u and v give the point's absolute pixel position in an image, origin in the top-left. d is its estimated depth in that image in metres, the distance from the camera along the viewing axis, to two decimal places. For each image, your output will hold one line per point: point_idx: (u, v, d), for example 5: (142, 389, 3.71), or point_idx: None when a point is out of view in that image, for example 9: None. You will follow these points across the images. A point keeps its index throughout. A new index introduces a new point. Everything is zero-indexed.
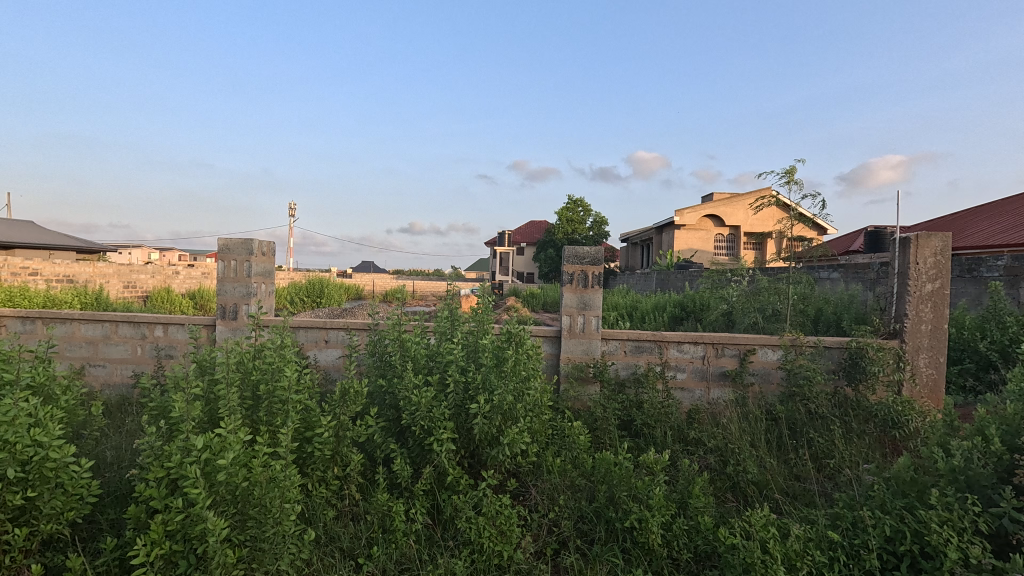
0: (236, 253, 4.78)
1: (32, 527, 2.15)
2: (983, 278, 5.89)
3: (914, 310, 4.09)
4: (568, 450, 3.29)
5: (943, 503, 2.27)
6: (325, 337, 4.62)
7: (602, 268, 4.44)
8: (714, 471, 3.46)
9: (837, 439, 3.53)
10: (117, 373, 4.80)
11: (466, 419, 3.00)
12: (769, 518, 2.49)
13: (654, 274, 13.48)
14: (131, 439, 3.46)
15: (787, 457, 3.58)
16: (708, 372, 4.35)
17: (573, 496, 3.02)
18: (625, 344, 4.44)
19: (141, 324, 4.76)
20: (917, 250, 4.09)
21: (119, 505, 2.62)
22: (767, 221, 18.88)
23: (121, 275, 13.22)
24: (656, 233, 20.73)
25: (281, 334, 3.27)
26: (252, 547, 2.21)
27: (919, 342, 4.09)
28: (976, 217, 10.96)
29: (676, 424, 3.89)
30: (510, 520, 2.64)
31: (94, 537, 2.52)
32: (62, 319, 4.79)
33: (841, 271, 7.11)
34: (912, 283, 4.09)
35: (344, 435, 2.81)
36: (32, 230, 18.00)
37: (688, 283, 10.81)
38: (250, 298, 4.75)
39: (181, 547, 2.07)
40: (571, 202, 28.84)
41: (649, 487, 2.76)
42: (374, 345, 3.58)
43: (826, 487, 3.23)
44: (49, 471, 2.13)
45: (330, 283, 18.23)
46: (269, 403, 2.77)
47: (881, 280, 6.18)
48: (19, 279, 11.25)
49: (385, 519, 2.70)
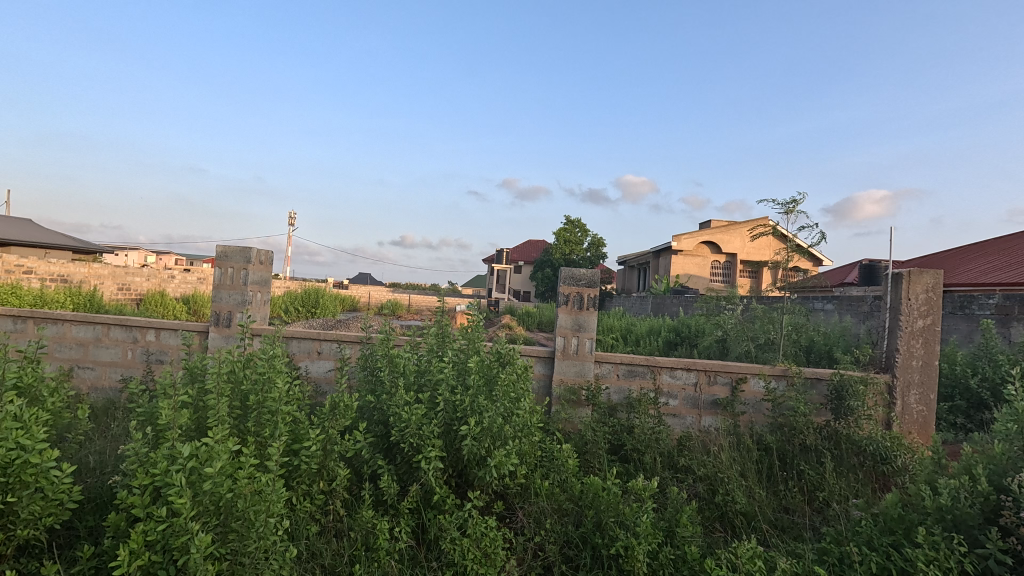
0: (234, 260, 4.80)
1: (8, 532, 2.12)
2: (975, 315, 5.94)
3: (905, 345, 4.12)
4: (556, 473, 3.27)
5: (930, 541, 2.27)
6: (318, 349, 4.60)
7: (597, 290, 4.47)
8: (702, 500, 3.44)
9: (828, 472, 3.53)
10: (106, 377, 4.77)
11: (455, 439, 2.99)
12: (755, 551, 2.48)
13: (650, 297, 13.54)
14: (115, 445, 3.41)
15: (776, 489, 3.58)
16: (699, 400, 4.35)
17: (560, 520, 2.99)
18: (618, 367, 4.44)
19: (133, 328, 4.73)
20: (909, 286, 4.13)
21: (100, 512, 2.59)
22: (764, 250, 19.12)
23: (116, 277, 13.19)
24: (653, 258, 20.86)
25: (272, 344, 3.25)
26: (232, 561, 2.16)
27: (910, 378, 4.11)
28: (970, 254, 11.07)
29: (666, 450, 3.85)
30: (495, 543, 2.61)
31: (70, 545, 2.49)
32: (53, 319, 4.76)
33: (836, 304, 7.16)
34: (904, 318, 4.12)
35: (332, 449, 2.78)
36: (30, 229, 17.86)
37: (683, 309, 10.89)
38: (244, 306, 4.75)
39: (160, 558, 2.03)
40: (570, 223, 29.11)
41: (637, 514, 2.73)
42: (366, 358, 3.56)
43: (815, 521, 3.24)
44: (30, 475, 2.10)
45: (327, 294, 18.24)
46: (257, 413, 2.74)
47: (874, 313, 6.21)
48: (12, 277, 11.18)
49: (369, 537, 2.67)
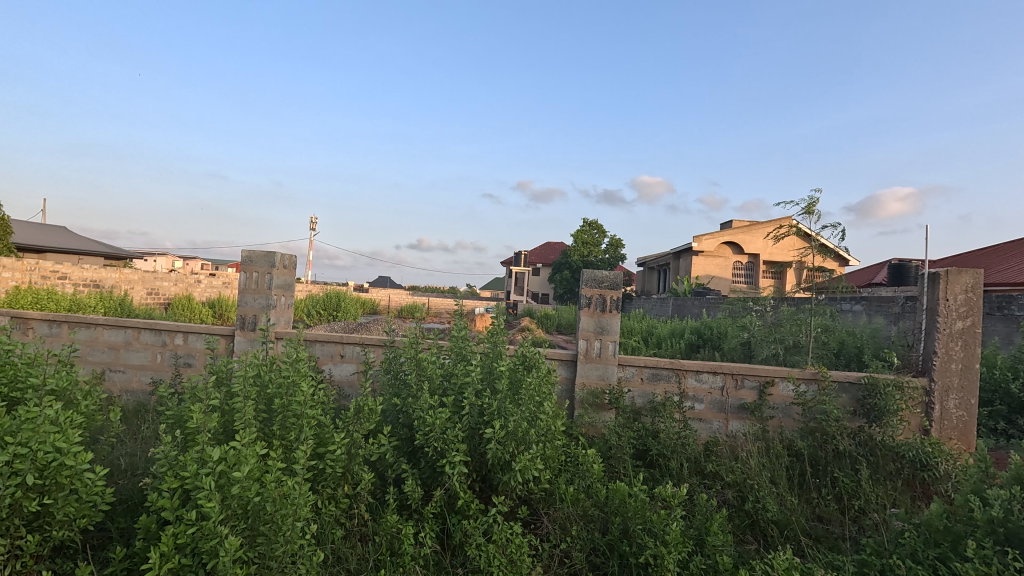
0: (259, 265, 4.86)
1: (44, 533, 2.16)
2: (1015, 317, 5.70)
3: (943, 348, 3.96)
4: (581, 478, 3.22)
5: (980, 555, 2.16)
6: (341, 352, 4.63)
7: (620, 292, 4.40)
8: (732, 507, 3.36)
9: (863, 479, 3.40)
10: (136, 380, 4.87)
11: (479, 443, 2.96)
12: (791, 562, 2.40)
13: (671, 299, 13.37)
14: (145, 447, 3.48)
15: (809, 497, 3.46)
16: (726, 404, 4.24)
17: (586, 527, 2.94)
18: (642, 371, 4.37)
19: (162, 332, 4.83)
20: (947, 286, 3.97)
21: (131, 514, 2.63)
22: (787, 250, 18.73)
23: (145, 282, 13.54)
24: (673, 259, 20.61)
25: (297, 347, 3.27)
26: (259, 564, 2.17)
27: (949, 382, 3.94)
28: (1006, 253, 10.67)
29: (693, 456, 3.77)
30: (521, 549, 2.57)
31: (103, 546, 2.53)
32: (86, 324, 4.89)
33: (864, 304, 6.95)
34: (942, 320, 3.96)
35: (356, 453, 2.77)
36: (63, 236, 18.47)
37: (705, 311, 10.71)
38: (268, 310, 4.81)
39: (190, 561, 2.05)
40: (589, 225, 28.94)
41: (665, 522, 2.66)
42: (390, 362, 3.55)
43: (852, 531, 3.12)
44: (64, 477, 2.13)
45: (348, 298, 18.45)
46: (283, 417, 2.76)
47: (907, 315, 6.01)
48: (48, 282, 11.55)
49: (394, 542, 2.66)
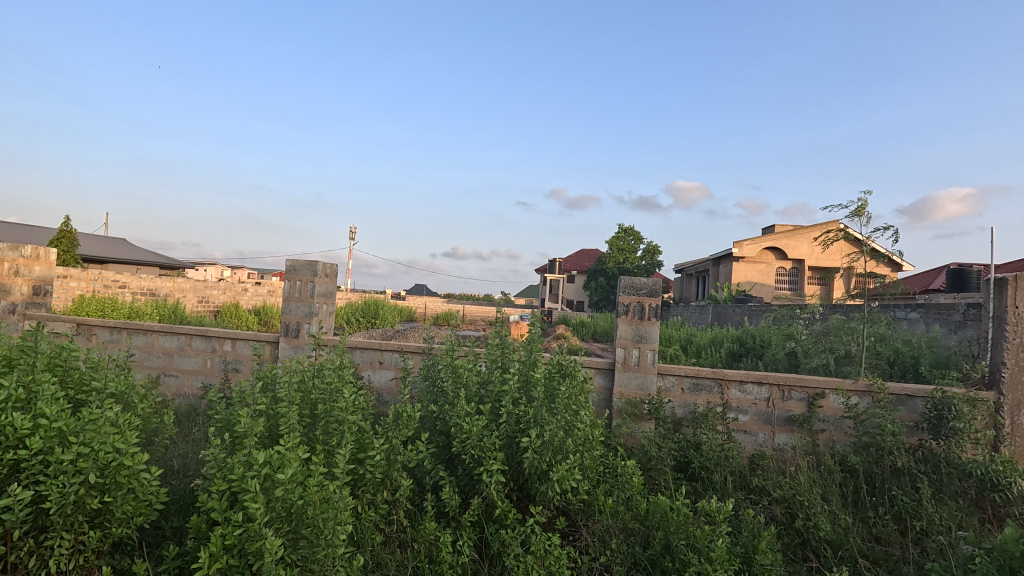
0: (303, 274, 5.00)
1: (105, 530, 2.28)
2: None
3: (1014, 359, 3.68)
4: (620, 490, 3.15)
5: None
6: (380, 359, 4.71)
7: (659, 300, 4.30)
8: (780, 524, 3.21)
9: (925, 498, 3.19)
10: (188, 384, 5.10)
11: (516, 452, 2.94)
12: None
13: (711, 307, 13.02)
14: (196, 449, 3.62)
15: (864, 516, 3.27)
16: (772, 416, 4.07)
17: (626, 540, 2.87)
18: (682, 380, 4.25)
19: (212, 338, 5.04)
20: (1017, 292, 3.69)
21: (183, 514, 2.75)
22: (835, 256, 17.95)
23: (196, 290, 14.21)
24: (712, 265, 20.09)
25: (338, 354, 3.34)
26: (302, 567, 2.21)
27: (1021, 396, 3.66)
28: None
29: (737, 469, 3.63)
30: (559, 561, 2.53)
31: (157, 544, 2.64)
32: (144, 330, 5.15)
33: (921, 312, 6.56)
34: (1011, 328, 3.69)
35: (395, 459, 2.79)
36: (124, 247, 19.64)
37: (747, 318, 10.37)
38: (311, 318, 4.95)
39: (237, 562, 2.10)
40: (624, 231, 28.59)
41: (710, 538, 2.56)
42: (428, 369, 3.58)
43: (914, 554, 2.92)
44: (123, 477, 2.23)
45: (385, 305, 18.83)
46: (325, 422, 2.82)
47: (970, 323, 5.63)
48: (110, 291, 12.28)
49: (432, 549, 2.66)
